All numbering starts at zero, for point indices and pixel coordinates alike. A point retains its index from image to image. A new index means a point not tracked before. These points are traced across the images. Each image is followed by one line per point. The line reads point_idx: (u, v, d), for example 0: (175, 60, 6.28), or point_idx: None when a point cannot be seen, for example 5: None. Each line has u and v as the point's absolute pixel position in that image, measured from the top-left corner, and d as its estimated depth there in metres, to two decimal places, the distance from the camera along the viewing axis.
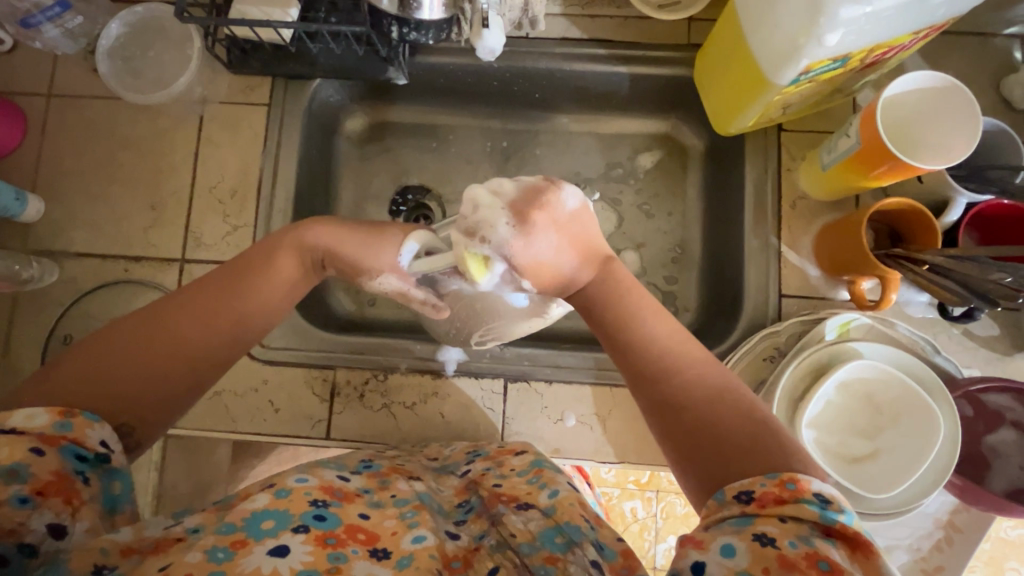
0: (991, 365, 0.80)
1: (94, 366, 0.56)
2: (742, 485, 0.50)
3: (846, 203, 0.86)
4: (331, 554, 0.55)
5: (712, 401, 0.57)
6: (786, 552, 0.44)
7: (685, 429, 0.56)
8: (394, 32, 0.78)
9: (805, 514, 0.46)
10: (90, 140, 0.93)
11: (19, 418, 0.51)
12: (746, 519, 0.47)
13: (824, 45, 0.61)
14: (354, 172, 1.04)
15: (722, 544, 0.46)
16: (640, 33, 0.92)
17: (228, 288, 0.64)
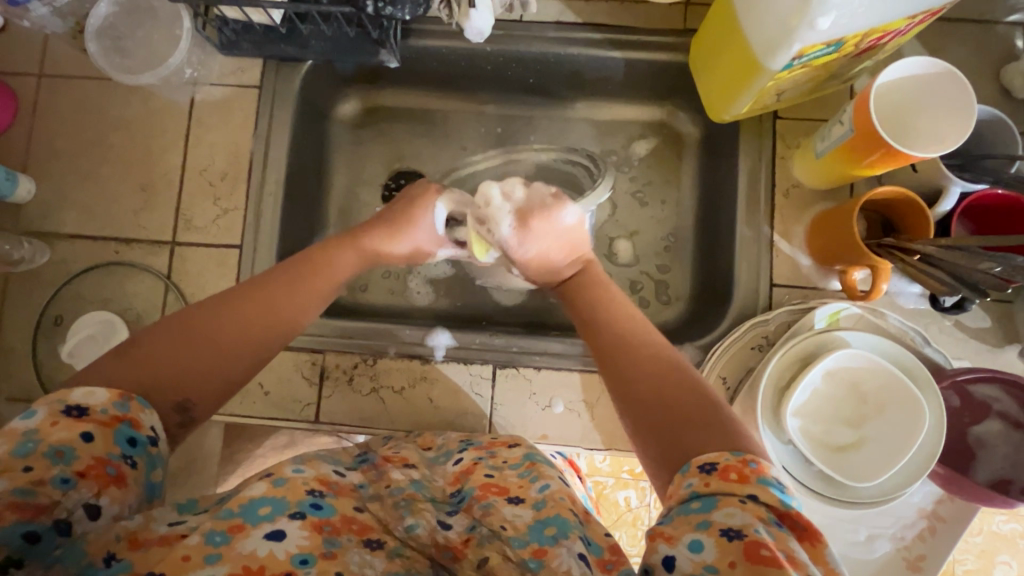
0: (981, 357, 0.80)
1: (160, 349, 0.57)
2: (705, 458, 0.50)
3: (840, 193, 0.85)
4: (327, 541, 0.55)
5: (675, 386, 0.58)
6: (752, 539, 0.43)
7: (646, 413, 0.57)
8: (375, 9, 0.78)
9: (763, 495, 0.46)
10: (81, 121, 0.93)
11: (79, 394, 0.52)
12: (707, 502, 0.47)
13: (816, 30, 0.60)
14: (347, 157, 1.03)
15: (690, 539, 0.45)
16: (635, 17, 0.91)
17: (293, 278, 0.68)
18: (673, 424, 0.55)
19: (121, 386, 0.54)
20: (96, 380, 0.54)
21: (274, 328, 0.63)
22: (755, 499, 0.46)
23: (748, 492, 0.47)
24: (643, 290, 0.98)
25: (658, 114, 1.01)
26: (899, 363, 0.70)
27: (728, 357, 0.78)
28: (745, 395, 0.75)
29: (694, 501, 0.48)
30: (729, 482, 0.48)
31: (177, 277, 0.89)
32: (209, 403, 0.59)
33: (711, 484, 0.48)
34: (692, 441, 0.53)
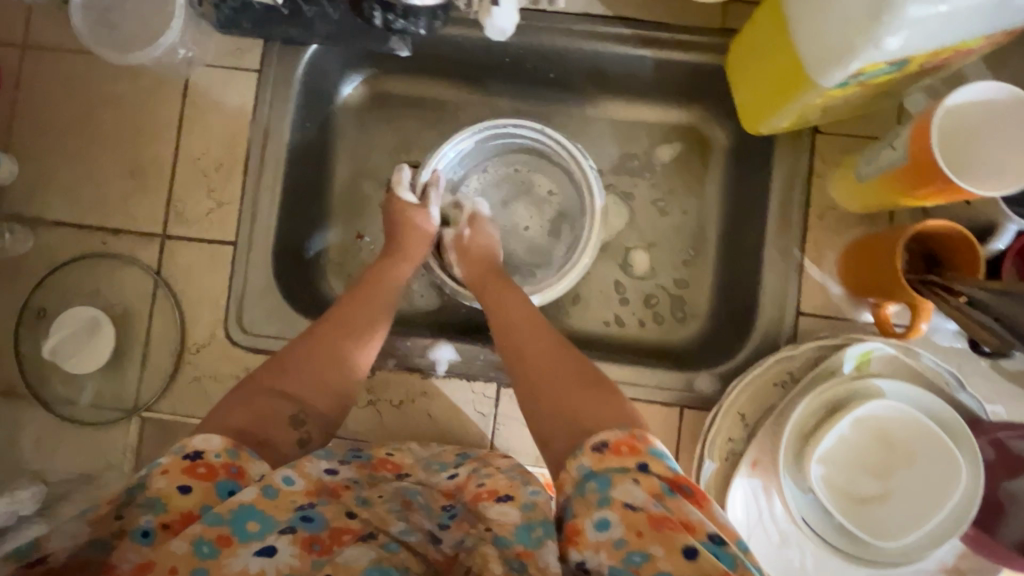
0: (1015, 403, 0.75)
1: (264, 391, 0.65)
2: (601, 438, 0.57)
3: (878, 219, 0.79)
4: (315, 561, 0.54)
5: (558, 365, 0.66)
6: (649, 512, 0.50)
7: (536, 396, 0.64)
8: (377, 16, 0.77)
9: (654, 464, 0.54)
10: (66, 98, 0.86)
11: (197, 441, 0.58)
12: (605, 482, 0.53)
13: (883, 49, 0.53)
14: (351, 148, 0.95)
15: (597, 521, 0.51)
16: (670, 12, 0.83)
17: (361, 298, 0.75)
18: (562, 408, 0.62)
19: (228, 435, 0.60)
20: (210, 430, 0.60)
21: (339, 362, 0.70)
22: (648, 470, 0.53)
23: (641, 463, 0.54)
24: (658, 304, 0.92)
25: (689, 118, 0.93)
26: (933, 413, 0.65)
27: (749, 391, 0.73)
28: (765, 433, 0.71)
29: (589, 481, 0.54)
30: (622, 456, 0.55)
31: (167, 272, 0.84)
32: (317, 421, 0.67)
33: (609, 462, 0.55)
34: (580, 417, 0.60)
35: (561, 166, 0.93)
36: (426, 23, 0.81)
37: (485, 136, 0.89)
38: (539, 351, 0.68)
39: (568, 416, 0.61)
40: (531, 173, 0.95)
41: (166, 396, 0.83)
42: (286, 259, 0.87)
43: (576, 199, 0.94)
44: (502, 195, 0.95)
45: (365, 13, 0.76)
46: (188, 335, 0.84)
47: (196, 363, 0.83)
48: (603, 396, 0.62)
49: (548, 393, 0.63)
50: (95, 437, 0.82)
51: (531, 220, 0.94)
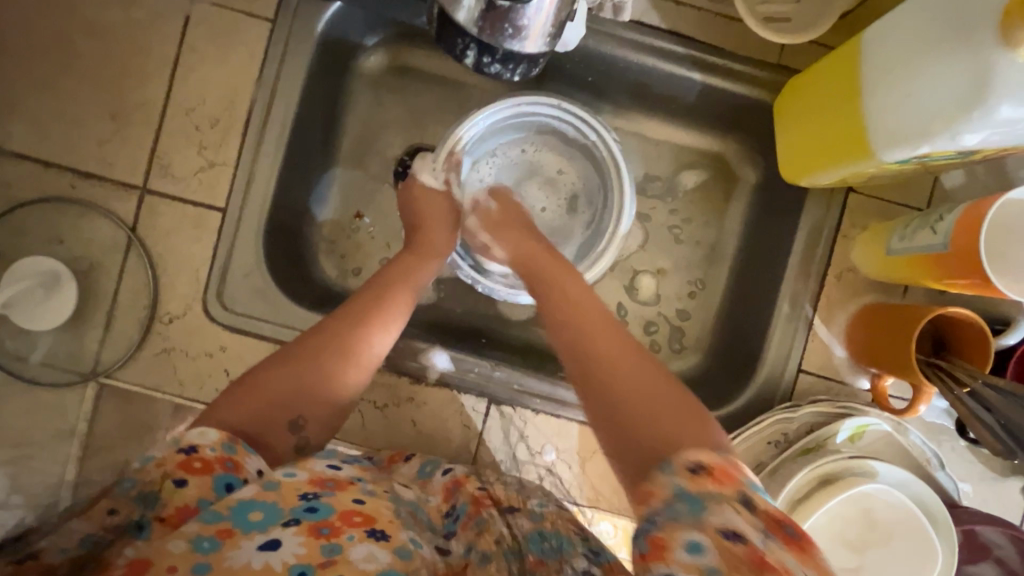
0: (987, 484, 0.77)
1: (265, 388, 0.55)
2: (689, 458, 0.46)
3: (893, 290, 0.79)
4: (325, 546, 0.45)
5: (636, 365, 0.55)
6: (752, 548, 0.40)
7: (610, 399, 0.53)
8: (468, 57, 0.64)
9: (756, 498, 0.43)
10: (39, 14, 0.75)
11: (192, 434, 0.49)
12: (696, 506, 0.42)
13: (959, 140, 0.52)
14: (360, 120, 0.86)
15: (688, 540, 0.40)
16: (726, 39, 0.79)
17: (378, 300, 0.65)
18: (646, 427, 0.50)
19: (224, 428, 0.51)
20: (207, 424, 0.51)
21: (349, 353, 0.60)
22: (748, 501, 0.42)
23: (741, 494, 0.43)
24: (657, 333, 0.87)
25: (722, 149, 0.87)
26: (921, 502, 0.69)
27: (744, 448, 0.75)
28: None
29: (681, 501, 0.43)
30: (720, 484, 0.44)
31: (143, 230, 0.77)
32: (318, 421, 0.58)
33: (704, 485, 0.43)
34: (658, 429, 0.49)
35: (576, 143, 0.85)
36: (523, 71, 0.66)
37: (498, 115, 0.81)
38: (606, 342, 0.58)
39: (642, 437, 0.49)
40: (539, 152, 0.87)
41: (129, 365, 0.76)
42: (278, 234, 0.80)
43: (592, 177, 0.86)
44: (511, 177, 0.87)
45: (455, 49, 0.63)
46: (160, 302, 0.77)
47: (166, 334, 0.76)
48: (688, 412, 0.50)
49: (627, 398, 0.52)
50: (44, 399, 0.75)
51: (546, 200, 0.87)
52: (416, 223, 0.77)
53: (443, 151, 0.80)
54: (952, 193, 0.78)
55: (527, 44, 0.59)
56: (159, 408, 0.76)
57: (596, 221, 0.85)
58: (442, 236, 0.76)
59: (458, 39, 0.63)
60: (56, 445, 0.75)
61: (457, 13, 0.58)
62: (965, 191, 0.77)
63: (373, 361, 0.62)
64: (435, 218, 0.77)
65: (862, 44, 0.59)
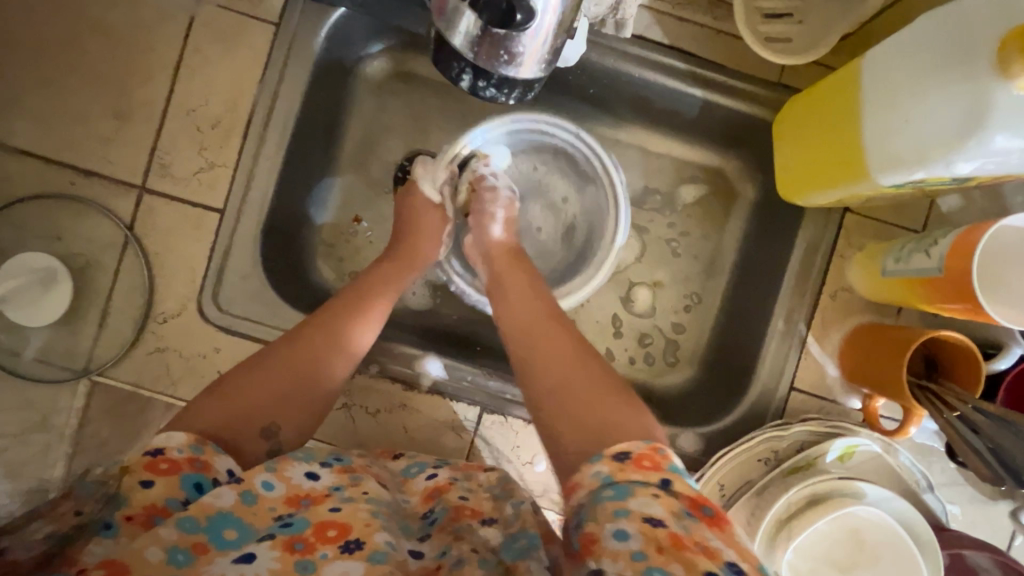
0: (975, 506, 0.78)
1: (244, 398, 0.55)
2: (618, 448, 0.49)
3: (887, 311, 0.80)
4: (299, 563, 0.46)
5: (574, 367, 0.58)
6: (672, 531, 0.42)
7: (548, 396, 0.56)
8: (463, 81, 0.60)
9: (675, 481, 0.47)
10: (45, 10, 0.75)
11: (159, 438, 0.50)
12: (622, 492, 0.45)
13: (953, 168, 0.53)
14: (362, 125, 0.86)
15: (612, 529, 0.43)
16: (729, 57, 0.80)
17: (355, 303, 0.66)
18: (587, 424, 0.53)
19: (193, 430, 0.51)
20: (177, 428, 0.52)
21: (330, 364, 0.61)
22: (668, 486, 0.46)
23: (662, 478, 0.47)
24: (651, 345, 0.86)
25: (722, 164, 0.87)
26: (908, 524, 0.70)
27: (734, 463, 0.76)
28: (744, 505, 0.73)
29: (608, 490, 0.46)
30: (643, 470, 0.47)
31: (140, 229, 0.77)
32: (293, 427, 0.57)
33: (630, 473, 0.47)
34: (593, 424, 0.52)
35: (588, 173, 0.86)
36: (519, 95, 0.62)
37: (524, 127, 0.83)
38: (552, 345, 0.61)
39: (581, 429, 0.53)
40: (549, 174, 0.87)
41: (121, 363, 0.76)
42: (276, 237, 0.80)
43: (593, 208, 0.87)
44: (517, 195, 0.87)
45: (451, 73, 0.60)
46: (155, 302, 0.77)
47: (160, 334, 0.76)
48: (624, 410, 0.54)
49: (568, 394, 0.56)
50: (35, 394, 0.75)
51: (544, 222, 0.87)
52: (402, 230, 0.76)
53: (454, 150, 0.82)
54: (949, 217, 0.79)
55: (523, 69, 0.57)
56: (150, 407, 0.76)
57: (585, 250, 0.86)
58: (431, 245, 0.76)
59: (455, 63, 0.59)
60: (46, 441, 0.75)
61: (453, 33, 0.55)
62: (962, 215, 0.78)
63: (344, 375, 0.62)
64: (428, 220, 0.77)
65: (861, 71, 0.59)
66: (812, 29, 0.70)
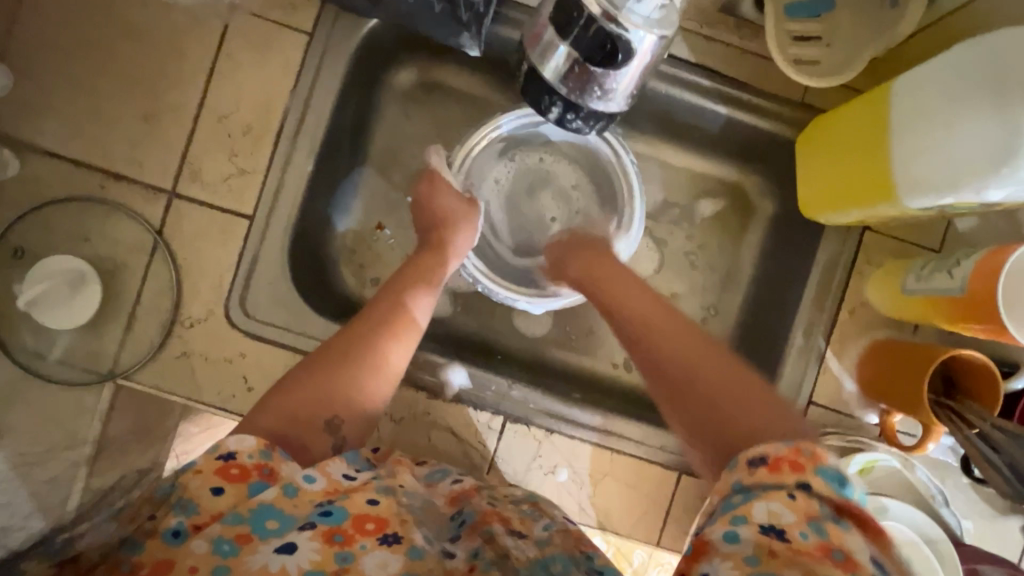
0: (987, 521, 0.79)
1: (302, 396, 0.56)
2: (753, 450, 0.43)
3: (904, 327, 0.81)
4: (339, 554, 0.45)
5: (694, 345, 0.55)
6: (795, 542, 0.37)
7: (664, 378, 0.54)
8: (553, 113, 0.69)
9: (819, 485, 0.39)
10: (80, 14, 0.76)
11: (231, 441, 0.49)
12: (748, 495, 0.40)
13: (983, 195, 0.55)
14: (388, 133, 0.85)
15: (723, 532, 0.38)
16: (753, 75, 0.81)
17: (396, 303, 0.66)
18: (712, 408, 0.49)
19: (261, 435, 0.51)
20: (243, 431, 0.51)
21: (379, 367, 0.61)
22: (807, 487, 0.39)
23: (800, 481, 0.39)
24: None
25: (742, 180, 0.87)
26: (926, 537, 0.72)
27: None
28: None
29: (737, 495, 0.41)
30: (779, 473, 0.40)
31: (169, 233, 0.77)
32: (353, 424, 0.58)
33: (759, 477, 0.41)
34: (725, 416, 0.47)
35: (592, 158, 0.85)
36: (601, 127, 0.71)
37: (516, 124, 0.82)
38: (667, 324, 0.58)
39: (715, 417, 0.48)
40: (555, 163, 0.87)
41: (147, 367, 0.76)
42: (303, 243, 0.80)
43: (603, 190, 0.86)
44: (525, 185, 0.86)
45: (542, 105, 0.69)
46: (182, 306, 0.77)
47: (186, 338, 0.77)
48: (769, 400, 0.48)
49: (701, 380, 0.51)
50: (59, 397, 0.75)
51: (558, 210, 0.86)
52: (435, 221, 0.75)
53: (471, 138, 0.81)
54: (966, 237, 0.80)
55: (612, 104, 0.66)
56: (175, 411, 0.76)
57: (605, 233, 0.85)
58: (461, 244, 0.75)
59: (545, 96, 0.69)
60: (70, 445, 0.75)
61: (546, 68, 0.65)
62: (978, 235, 0.80)
63: (394, 374, 0.63)
64: (458, 222, 0.75)
65: (891, 94, 0.61)
66: (838, 53, 0.71)
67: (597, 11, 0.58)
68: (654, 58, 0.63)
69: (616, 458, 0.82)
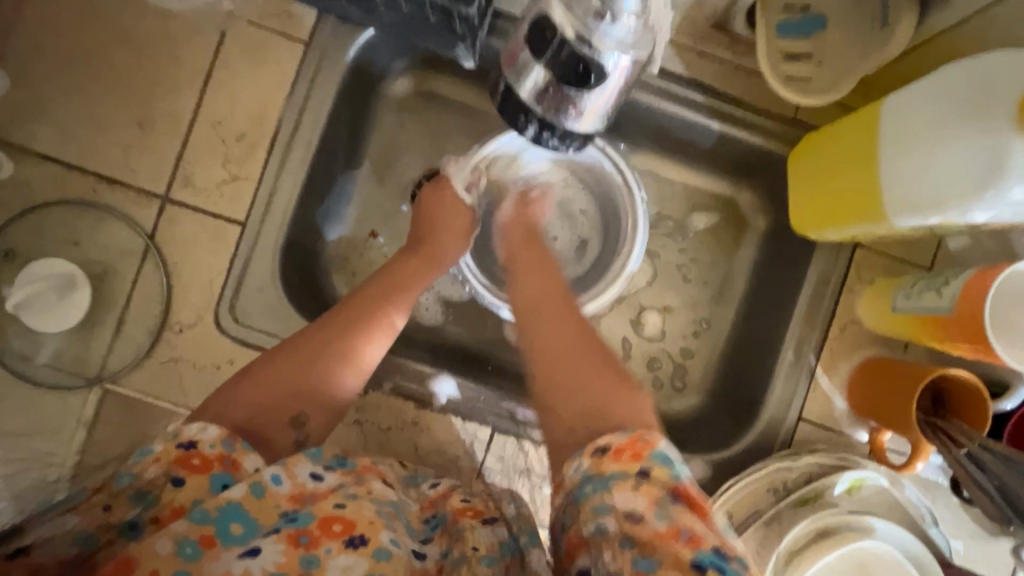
0: (977, 542, 0.79)
1: (267, 386, 0.56)
2: (600, 440, 0.51)
3: (894, 345, 0.81)
4: (304, 557, 0.45)
5: (570, 338, 0.62)
6: (650, 525, 0.44)
7: (541, 362, 0.61)
8: (530, 130, 0.69)
9: (656, 469, 0.47)
10: (78, 21, 0.76)
11: (192, 430, 0.50)
12: (601, 483, 0.48)
13: (969, 217, 0.55)
14: (383, 138, 0.86)
15: (593, 524, 0.46)
16: (746, 92, 0.82)
17: (371, 301, 0.65)
18: (575, 395, 0.56)
19: (223, 426, 0.52)
20: (205, 420, 0.52)
21: (352, 363, 0.61)
22: (648, 473, 0.47)
23: (642, 469, 0.47)
24: (659, 370, 0.86)
25: (735, 196, 0.87)
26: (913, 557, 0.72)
27: (743, 493, 0.77)
28: (752, 533, 0.75)
29: (589, 484, 0.48)
30: (624, 461, 0.48)
31: (161, 239, 0.77)
32: (320, 420, 0.58)
33: (610, 466, 0.49)
34: (582, 406, 0.55)
35: (603, 186, 0.84)
36: (578, 146, 0.70)
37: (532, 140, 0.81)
38: (553, 322, 0.65)
39: (573, 400, 0.56)
40: (568, 186, 0.86)
41: (135, 372, 0.76)
42: (295, 251, 0.80)
43: (609, 220, 0.85)
44: None
45: (518, 123, 0.69)
46: (171, 311, 0.77)
47: (175, 344, 0.76)
48: (616, 394, 0.55)
49: (558, 365, 0.60)
50: (44, 401, 0.74)
51: (561, 232, 0.86)
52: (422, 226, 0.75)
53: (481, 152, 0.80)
54: (957, 256, 0.81)
55: (587, 123, 0.67)
56: (161, 417, 0.76)
57: (602, 264, 0.85)
58: (446, 251, 0.74)
59: (522, 115, 0.68)
60: (54, 449, 0.74)
61: (522, 86, 0.65)
62: (970, 254, 0.80)
63: (365, 370, 0.62)
64: (447, 228, 0.75)
65: (882, 112, 0.61)
66: (830, 72, 0.71)
67: (571, 34, 0.60)
68: (627, 82, 0.65)
69: None
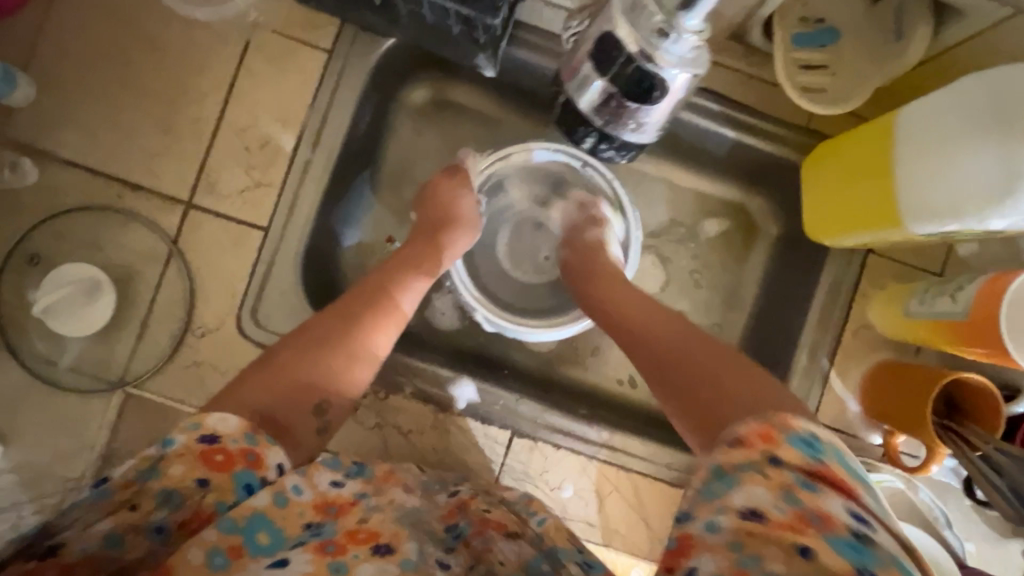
0: (989, 544, 0.80)
1: (288, 374, 0.54)
2: (727, 433, 0.43)
3: (905, 349, 0.83)
4: (331, 565, 0.46)
5: (681, 332, 0.56)
6: (772, 518, 0.36)
7: (652, 360, 0.56)
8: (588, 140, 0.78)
9: (787, 453, 0.39)
10: (104, 30, 0.78)
11: (213, 420, 0.47)
12: (726, 478, 0.38)
13: (986, 224, 0.57)
14: (399, 152, 0.86)
15: (702, 521, 0.37)
16: (759, 102, 0.83)
17: (381, 291, 0.66)
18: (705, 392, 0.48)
19: (247, 416, 0.49)
20: (226, 408, 0.49)
21: (367, 352, 0.61)
22: (777, 460, 0.38)
23: (770, 455, 0.39)
24: None
25: (746, 202, 0.89)
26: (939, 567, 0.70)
27: None
28: None
29: (715, 480, 0.39)
30: (748, 447, 0.40)
31: (184, 244, 0.78)
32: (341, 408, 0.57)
33: (733, 454, 0.40)
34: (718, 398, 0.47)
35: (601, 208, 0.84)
36: (630, 155, 0.80)
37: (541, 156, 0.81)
38: (649, 320, 0.60)
39: (706, 399, 0.48)
40: None
41: (158, 376, 0.76)
42: (316, 256, 0.81)
43: None
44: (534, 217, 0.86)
45: (578, 134, 0.77)
46: (194, 316, 0.77)
47: (197, 348, 0.77)
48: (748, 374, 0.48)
49: (680, 361, 0.53)
50: (68, 405, 0.75)
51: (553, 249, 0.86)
52: (439, 221, 0.75)
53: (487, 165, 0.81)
54: (966, 261, 0.82)
55: (643, 135, 0.73)
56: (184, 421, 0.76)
57: None
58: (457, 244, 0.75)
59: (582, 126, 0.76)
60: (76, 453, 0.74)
61: (582, 100, 0.71)
62: (977, 260, 0.82)
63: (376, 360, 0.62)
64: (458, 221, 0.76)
65: (899, 116, 0.62)
66: (843, 82, 0.73)
67: (635, 50, 0.63)
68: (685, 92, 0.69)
69: (622, 475, 0.82)
